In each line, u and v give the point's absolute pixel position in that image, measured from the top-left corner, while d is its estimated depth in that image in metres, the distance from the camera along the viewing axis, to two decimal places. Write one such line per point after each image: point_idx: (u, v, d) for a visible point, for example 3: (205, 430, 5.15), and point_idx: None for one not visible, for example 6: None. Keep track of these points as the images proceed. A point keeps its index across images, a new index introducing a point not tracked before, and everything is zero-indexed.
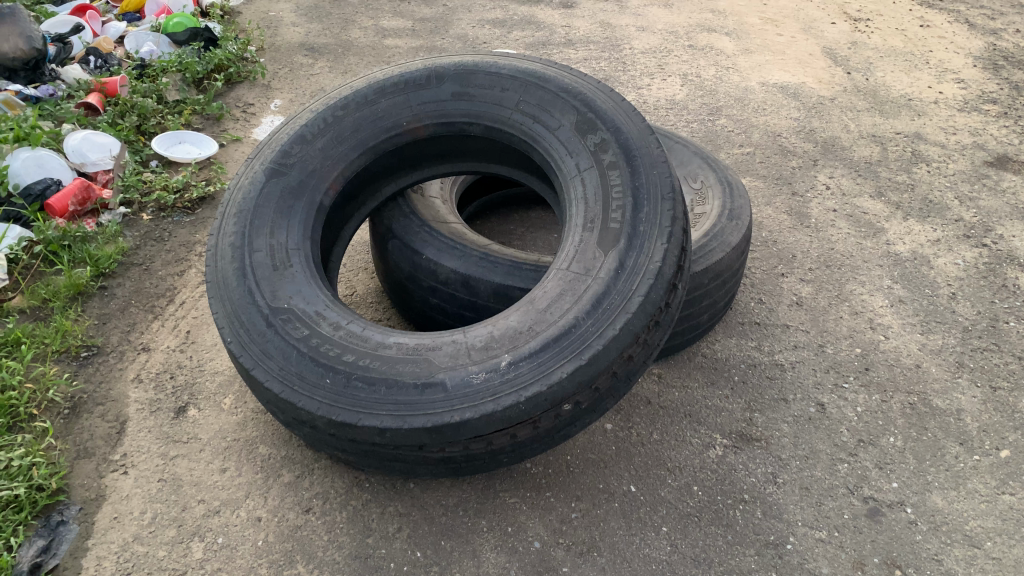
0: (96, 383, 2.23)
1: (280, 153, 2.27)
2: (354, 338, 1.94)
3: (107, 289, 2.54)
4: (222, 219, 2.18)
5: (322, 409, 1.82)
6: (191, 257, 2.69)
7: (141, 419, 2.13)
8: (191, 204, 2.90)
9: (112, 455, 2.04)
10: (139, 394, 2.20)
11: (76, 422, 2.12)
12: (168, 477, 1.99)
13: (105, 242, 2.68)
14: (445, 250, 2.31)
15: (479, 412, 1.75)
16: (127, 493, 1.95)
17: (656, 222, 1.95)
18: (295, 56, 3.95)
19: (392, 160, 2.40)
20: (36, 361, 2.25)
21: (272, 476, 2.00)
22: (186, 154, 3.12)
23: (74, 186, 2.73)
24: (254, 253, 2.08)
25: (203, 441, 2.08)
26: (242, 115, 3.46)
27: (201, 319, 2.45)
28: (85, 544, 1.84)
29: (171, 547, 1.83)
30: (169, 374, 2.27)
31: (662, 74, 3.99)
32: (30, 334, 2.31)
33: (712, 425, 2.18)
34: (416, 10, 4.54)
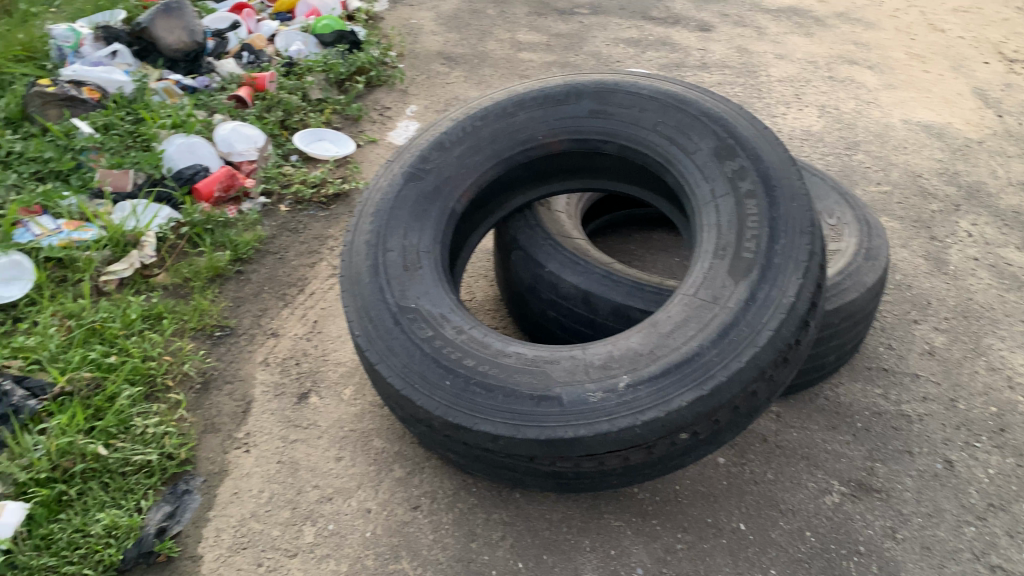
0: (226, 362, 2.34)
1: (419, 158, 2.33)
2: (476, 344, 1.96)
3: (243, 274, 2.66)
4: (359, 217, 2.26)
5: (439, 410, 1.85)
6: (322, 250, 2.79)
7: (265, 401, 2.22)
8: (326, 200, 3.01)
9: (237, 432, 2.13)
10: (265, 376, 2.30)
11: (206, 397, 2.23)
12: (285, 459, 2.06)
13: (244, 229, 2.81)
14: (569, 264, 2.30)
15: (594, 430, 1.75)
16: (248, 470, 2.03)
17: (792, 255, 1.90)
18: (432, 64, 4.06)
19: (524, 172, 2.42)
20: (174, 336, 2.39)
21: (384, 470, 2.05)
22: (324, 151, 3.23)
23: (221, 173, 2.89)
24: (387, 252, 2.14)
25: (321, 429, 2.15)
26: (379, 118, 3.57)
27: (327, 310, 2.54)
28: (206, 515, 1.92)
29: (284, 528, 1.90)
30: (295, 361, 2.35)
31: (798, 104, 3.89)
32: (171, 309, 2.45)
33: (830, 471, 2.10)
34: (552, 26, 4.58)
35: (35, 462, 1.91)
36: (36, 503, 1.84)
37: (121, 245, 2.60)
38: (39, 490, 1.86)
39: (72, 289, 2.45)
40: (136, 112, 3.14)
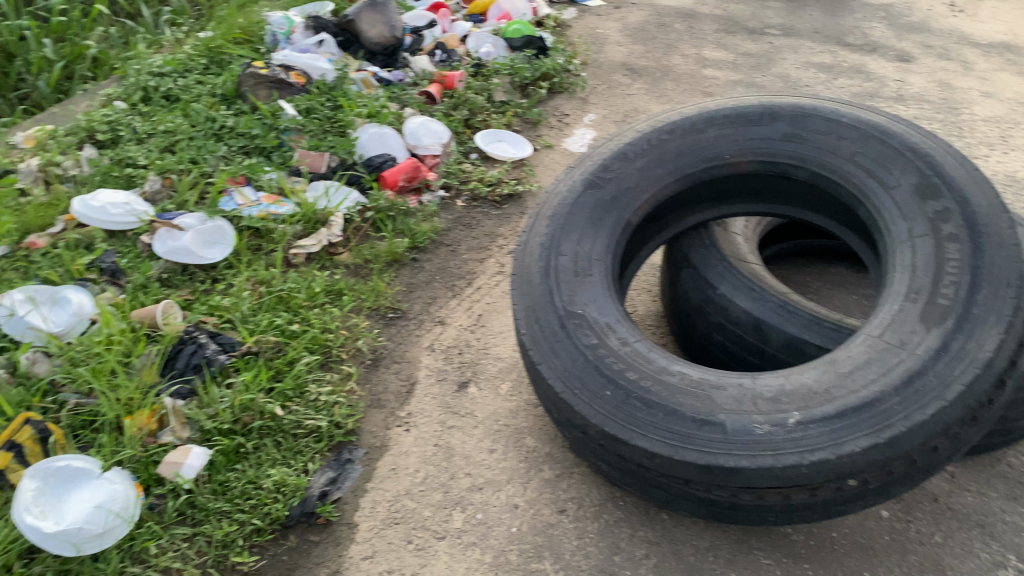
0: (395, 343, 2.44)
1: (600, 166, 2.34)
2: (641, 357, 1.93)
3: (417, 261, 2.77)
4: (535, 218, 2.30)
5: (597, 418, 1.85)
6: (492, 247, 2.86)
7: (428, 384, 2.31)
8: (501, 199, 3.07)
9: (399, 411, 2.22)
10: (430, 361, 2.38)
11: (374, 373, 2.33)
12: (442, 444, 2.13)
13: (423, 219, 2.93)
14: (743, 289, 2.25)
15: (756, 463, 1.70)
16: (406, 449, 2.11)
17: (995, 308, 1.77)
18: (615, 74, 4.06)
19: (706, 191, 2.38)
20: (351, 312, 2.52)
21: (534, 469, 2.07)
22: (503, 152, 3.30)
23: (407, 165, 3.02)
24: (559, 256, 2.16)
25: (477, 419, 2.21)
26: (558, 123, 3.61)
27: (493, 305, 2.60)
28: (365, 486, 2.01)
29: (435, 510, 1.96)
30: (457, 350, 2.42)
31: (1003, 146, 3.62)
32: (349, 287, 2.58)
33: (1007, 544, 1.94)
34: (740, 44, 4.49)
35: (220, 412, 2.06)
36: (217, 451, 1.98)
37: (312, 222, 2.77)
38: (221, 439, 2.01)
39: (266, 258, 2.63)
40: (336, 98, 3.32)
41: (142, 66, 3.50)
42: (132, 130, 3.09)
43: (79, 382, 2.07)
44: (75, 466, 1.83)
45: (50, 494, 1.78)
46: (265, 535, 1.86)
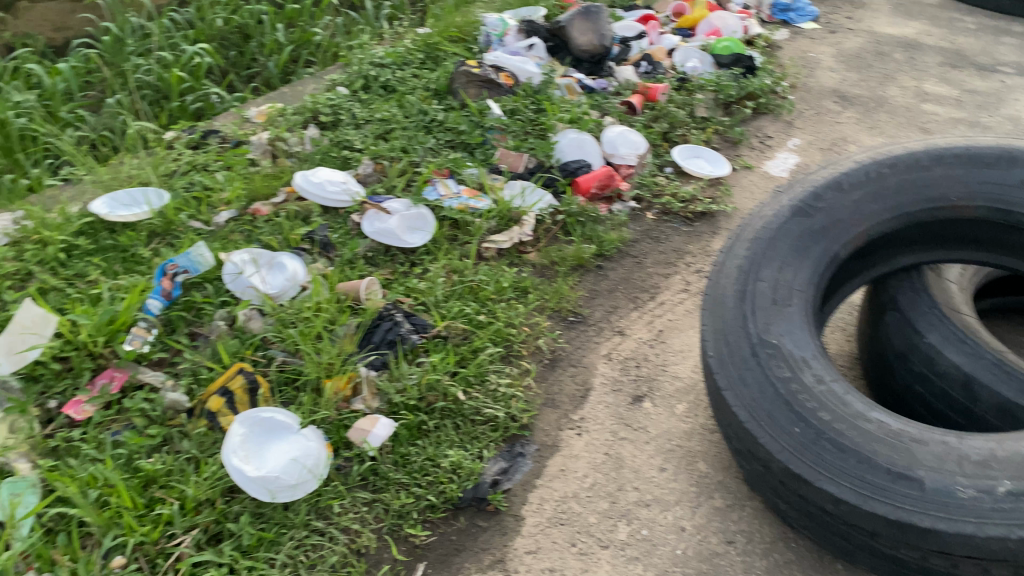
0: (574, 346, 2.45)
1: (811, 194, 2.26)
2: (836, 399, 1.84)
3: (602, 269, 2.78)
4: (735, 241, 2.25)
5: (782, 454, 1.79)
6: (679, 263, 2.82)
7: (603, 392, 2.30)
8: (692, 216, 3.03)
9: (572, 414, 2.23)
10: (607, 370, 2.38)
11: (551, 372, 2.36)
12: (612, 453, 2.12)
13: (612, 227, 2.92)
14: (954, 340, 2.09)
15: (956, 529, 1.59)
16: (576, 452, 2.12)
17: None
18: (824, 101, 3.90)
19: (923, 232, 2.24)
20: (535, 310, 2.55)
21: (704, 494, 2.02)
22: (699, 168, 3.24)
23: (601, 172, 3.02)
24: (758, 282, 2.10)
25: (650, 434, 2.18)
26: (758, 145, 3.51)
27: (675, 323, 2.56)
28: (534, 482, 2.04)
29: (600, 518, 1.96)
30: (635, 363, 2.40)
31: None
32: (535, 286, 2.62)
33: None
34: (967, 81, 4.19)
35: (408, 388, 2.15)
36: (401, 425, 2.08)
37: (505, 219, 2.84)
38: (406, 414, 2.11)
39: (460, 248, 2.72)
40: (540, 102, 3.39)
41: (364, 56, 3.72)
42: (351, 116, 3.30)
43: (288, 342, 2.23)
44: (276, 419, 1.97)
45: (253, 442, 1.93)
46: (438, 512, 1.93)
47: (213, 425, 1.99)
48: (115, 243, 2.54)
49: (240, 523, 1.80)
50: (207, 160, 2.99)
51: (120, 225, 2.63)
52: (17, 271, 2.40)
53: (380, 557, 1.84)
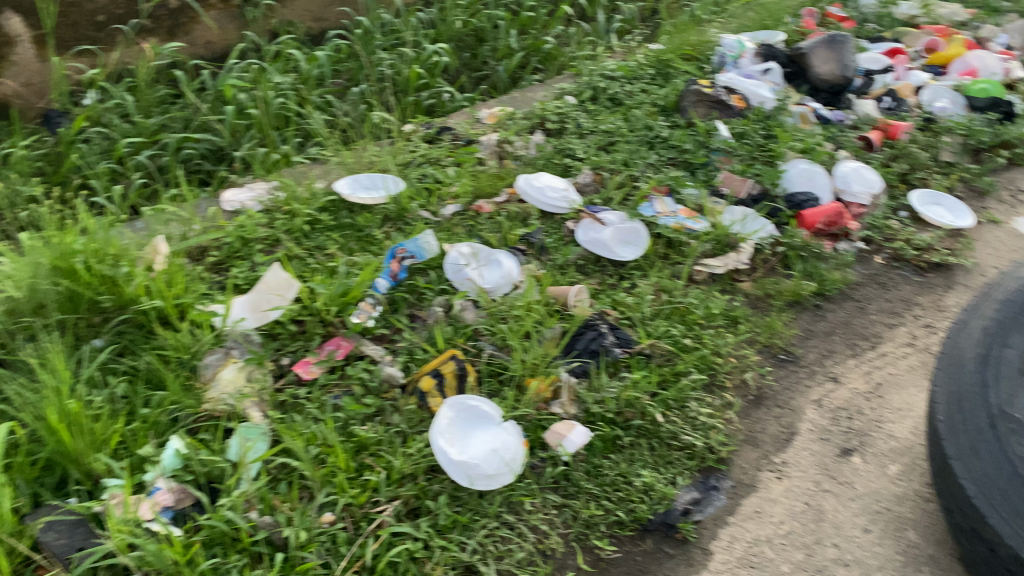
0: (782, 386, 2.35)
1: None
2: None
3: (820, 309, 2.65)
4: (981, 299, 2.06)
5: (1014, 540, 1.63)
6: (906, 315, 2.64)
7: (809, 439, 2.19)
8: (926, 266, 2.83)
9: (774, 456, 2.14)
10: (815, 416, 2.26)
11: (755, 410, 2.27)
12: (813, 504, 2.02)
13: (835, 267, 2.78)
14: None
15: None
16: (774, 496, 2.03)
17: None
18: None
19: None
20: (745, 342, 2.46)
21: (911, 566, 1.89)
22: (938, 216, 3.01)
23: (831, 208, 2.87)
24: (1004, 347, 1.92)
25: (856, 492, 2.05)
26: (1010, 198, 3.22)
27: (895, 378, 2.40)
28: (726, 518, 1.97)
29: (794, 568, 1.87)
30: (847, 414, 2.27)
31: None
32: (747, 317, 2.52)
33: None
34: None
35: (606, 400, 2.15)
36: (597, 436, 2.08)
37: (722, 244, 2.77)
38: (602, 426, 2.10)
39: (673, 267, 2.68)
40: (771, 128, 3.27)
41: (596, 68, 3.76)
42: (577, 125, 3.35)
43: (497, 336, 2.30)
44: (481, 408, 2.04)
45: (459, 426, 2.01)
46: (625, 530, 1.92)
47: (422, 404, 2.09)
48: (352, 222, 2.73)
49: (438, 503, 1.88)
50: (439, 154, 3.13)
51: (358, 207, 2.82)
52: (268, 237, 2.63)
53: (565, 562, 1.85)
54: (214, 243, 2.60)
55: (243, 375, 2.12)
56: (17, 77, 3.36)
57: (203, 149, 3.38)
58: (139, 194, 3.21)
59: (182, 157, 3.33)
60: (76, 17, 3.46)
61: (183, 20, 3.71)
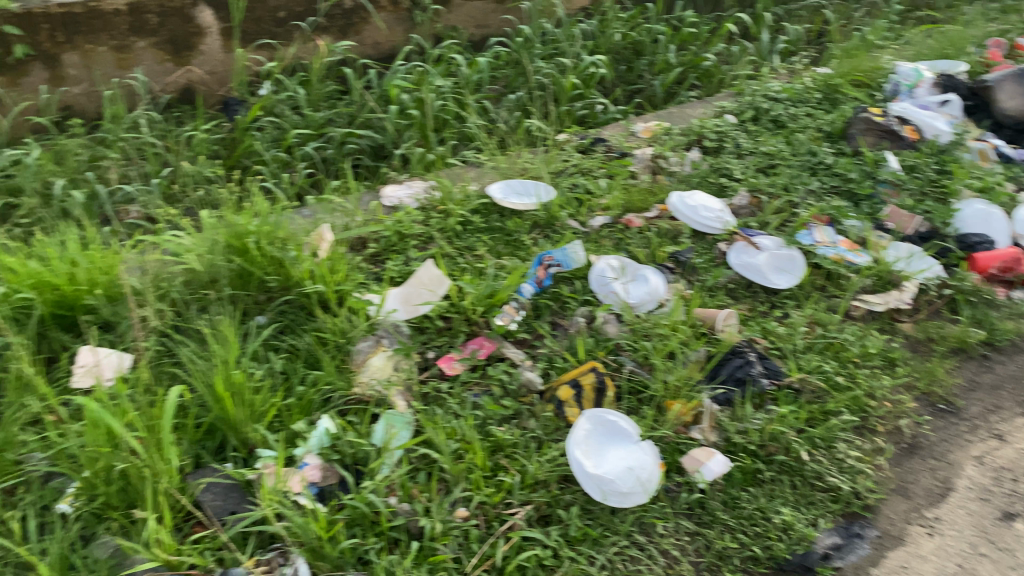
0: (939, 437, 2.21)
1: None
2: None
3: (988, 359, 2.47)
4: None
5: None
6: None
7: (966, 497, 2.05)
8: None
9: (926, 510, 2.01)
10: (975, 474, 2.11)
11: (907, 459, 2.14)
12: (967, 567, 1.89)
13: (1009, 316, 2.59)
14: None
15: None
16: (925, 553, 1.91)
17: None
18: None
19: None
20: (902, 386, 2.33)
21: None
22: None
23: (1007, 253, 2.70)
24: None
25: (1017, 560, 1.91)
26: None
27: None
28: (869, 569, 1.87)
29: None
30: (1011, 476, 2.11)
31: None
32: (906, 360, 2.39)
33: None
34: None
35: (749, 431, 2.08)
36: (736, 466, 2.02)
37: (884, 280, 2.64)
38: (743, 457, 2.04)
39: (828, 300, 2.57)
40: (945, 162, 3.08)
41: (759, 88, 3.66)
42: (735, 145, 3.27)
43: (639, 353, 2.27)
44: (619, 424, 2.04)
45: (595, 440, 2.00)
46: (760, 566, 1.86)
47: (559, 413, 2.10)
48: (502, 226, 2.77)
49: (570, 513, 1.88)
50: (592, 165, 3.13)
51: (509, 211, 2.86)
52: (422, 235, 2.71)
53: None
54: (372, 235, 2.70)
55: (390, 364, 2.20)
56: (203, 65, 3.59)
57: (363, 145, 3.51)
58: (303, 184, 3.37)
59: (344, 150, 3.48)
60: (260, 12, 3.64)
61: (355, 21, 3.87)
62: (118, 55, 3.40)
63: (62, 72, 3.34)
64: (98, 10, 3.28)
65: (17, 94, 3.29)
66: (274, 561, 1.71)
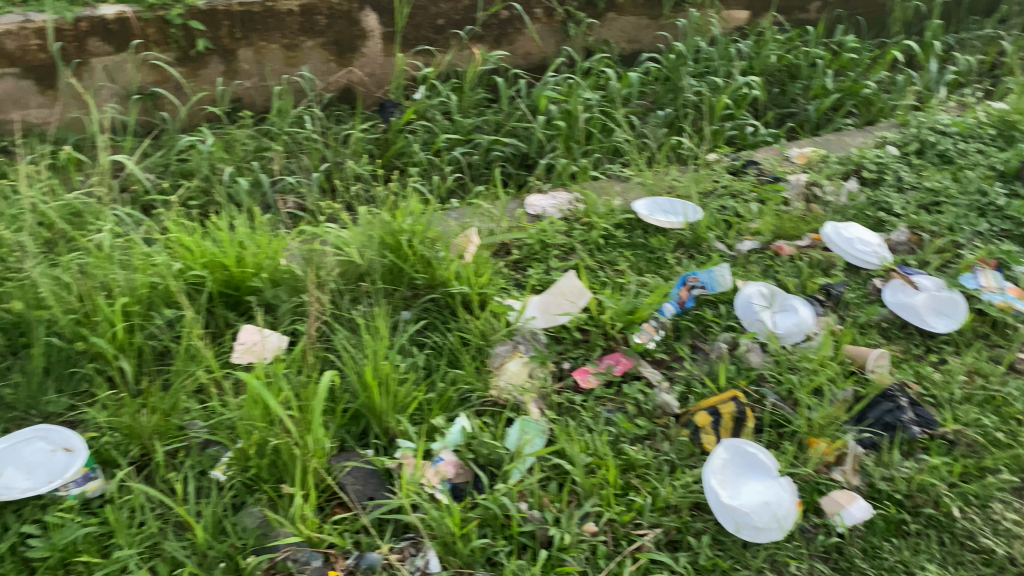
0: None
1: None
2: None
3: None
4: None
5: None
6: None
7: None
8: None
9: None
10: None
11: None
12: None
13: None
14: None
15: None
16: None
17: None
18: None
19: None
20: None
21: None
22: None
23: None
24: None
25: None
26: None
27: None
28: None
29: None
30: None
31: None
32: None
33: None
34: None
35: (896, 479, 1.98)
36: (879, 514, 1.93)
37: None
38: (887, 506, 1.94)
39: (991, 350, 2.41)
40: None
41: (926, 120, 3.49)
42: (897, 178, 3.13)
43: (783, 386, 2.21)
44: (759, 457, 1.99)
45: (732, 470, 1.97)
46: None
47: (694, 438, 2.06)
48: (645, 243, 2.75)
49: (700, 541, 1.85)
50: (743, 188, 3.06)
51: (653, 228, 2.84)
52: (565, 245, 2.72)
53: None
54: (516, 242, 2.73)
55: (525, 371, 2.22)
56: (364, 67, 3.74)
57: (508, 152, 3.54)
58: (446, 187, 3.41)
59: (489, 157, 3.51)
60: (421, 19, 3.74)
61: (510, 31, 3.93)
62: (288, 53, 3.56)
63: (237, 66, 3.52)
64: (273, 10, 3.43)
65: (196, 84, 3.48)
66: (405, 551, 1.77)
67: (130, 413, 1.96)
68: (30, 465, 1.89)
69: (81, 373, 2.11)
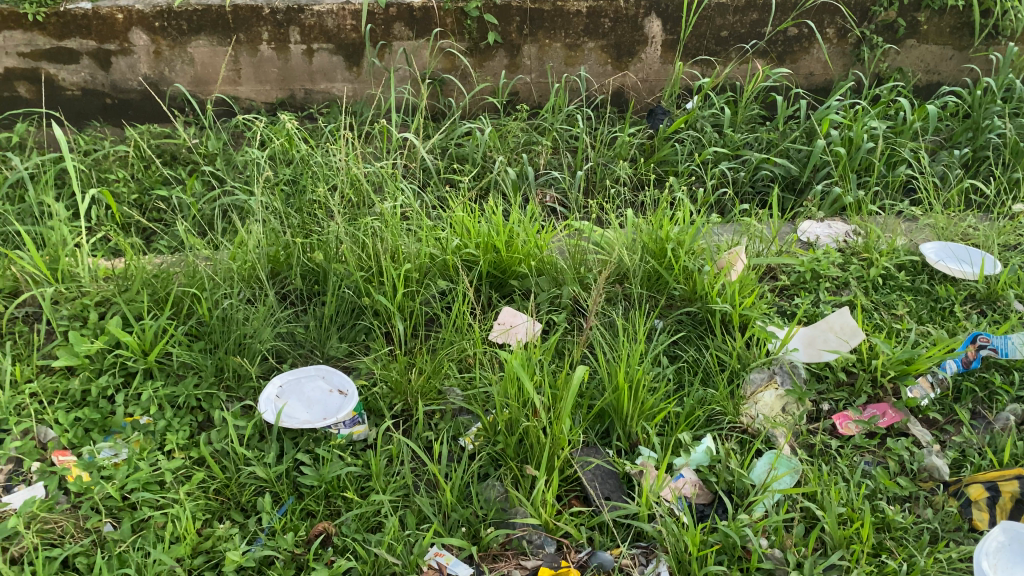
0: None
1: None
2: None
3: None
4: None
5: None
6: None
7: None
8: None
9: None
10: None
11: None
12: None
13: None
14: None
15: None
16: None
17: None
18: None
19: None
20: None
21: None
22: None
23: None
24: None
25: None
26: None
27: None
28: None
29: None
30: None
31: None
32: None
33: None
34: None
35: None
36: None
37: None
38: None
39: None
40: None
41: None
42: None
43: None
44: None
45: (1008, 556, 1.74)
46: None
47: (963, 512, 1.87)
48: (930, 290, 2.53)
49: None
50: None
51: (941, 275, 2.61)
52: (838, 279, 2.56)
53: None
54: (784, 267, 2.62)
55: (779, 405, 2.14)
56: (639, 72, 3.73)
57: (777, 173, 3.29)
58: (706, 201, 3.25)
59: (756, 176, 3.31)
60: (705, 29, 3.65)
61: (796, 49, 3.75)
62: (569, 52, 3.63)
63: (519, 61, 3.65)
64: (563, 10, 3.50)
65: (480, 75, 3.66)
66: (637, 558, 1.78)
67: (400, 370, 2.13)
68: (310, 400, 2.10)
69: (361, 326, 2.35)
